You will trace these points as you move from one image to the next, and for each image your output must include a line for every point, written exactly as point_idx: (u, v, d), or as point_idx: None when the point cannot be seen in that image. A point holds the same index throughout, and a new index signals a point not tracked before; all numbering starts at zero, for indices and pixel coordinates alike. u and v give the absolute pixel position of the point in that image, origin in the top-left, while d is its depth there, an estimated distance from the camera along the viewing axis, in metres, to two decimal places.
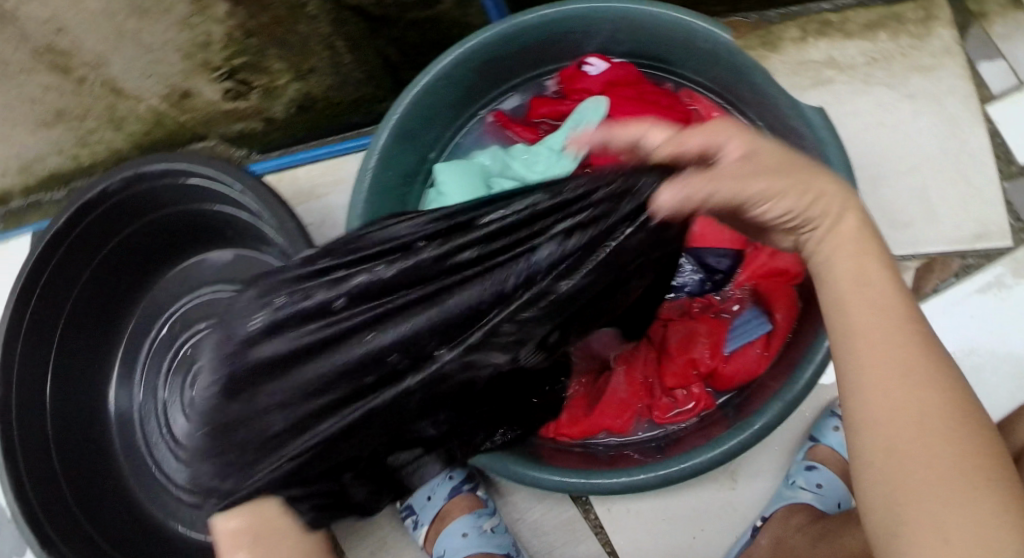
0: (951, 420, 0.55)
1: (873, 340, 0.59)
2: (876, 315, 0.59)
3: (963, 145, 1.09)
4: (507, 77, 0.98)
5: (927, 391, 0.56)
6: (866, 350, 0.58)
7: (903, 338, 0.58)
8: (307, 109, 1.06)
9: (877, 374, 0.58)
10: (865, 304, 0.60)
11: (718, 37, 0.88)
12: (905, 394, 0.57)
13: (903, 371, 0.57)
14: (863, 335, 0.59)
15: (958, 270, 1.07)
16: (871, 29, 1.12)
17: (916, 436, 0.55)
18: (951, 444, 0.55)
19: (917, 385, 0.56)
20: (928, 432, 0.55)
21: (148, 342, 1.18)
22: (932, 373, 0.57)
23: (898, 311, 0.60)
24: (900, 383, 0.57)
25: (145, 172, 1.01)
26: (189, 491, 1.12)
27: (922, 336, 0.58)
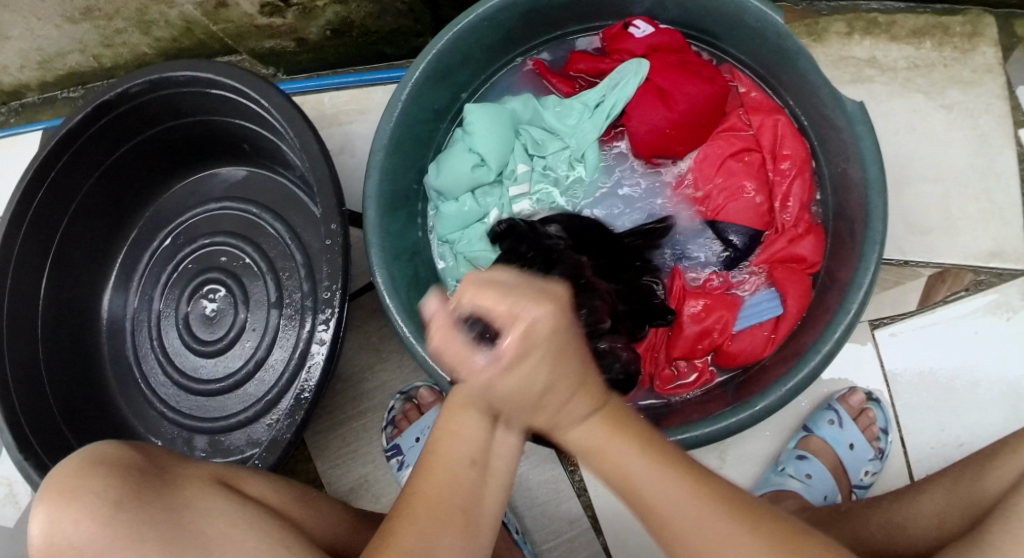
0: (722, 518, 0.57)
1: (624, 469, 0.57)
2: (603, 438, 0.57)
3: (991, 163, 1.08)
4: (549, 28, 0.97)
5: (686, 492, 0.57)
6: (595, 462, 0.58)
7: (625, 446, 0.57)
8: (343, 34, 1.04)
9: (631, 482, 0.57)
10: (615, 451, 0.57)
11: (769, 18, 0.87)
12: (689, 535, 0.56)
13: (674, 486, 0.57)
14: (605, 451, 0.57)
15: (969, 283, 1.06)
16: (916, 35, 1.11)
17: (712, 536, 0.56)
18: (751, 543, 0.57)
19: (710, 528, 0.56)
20: (725, 545, 0.56)
21: (150, 251, 1.16)
22: (637, 455, 0.57)
23: (644, 445, 0.58)
24: (676, 505, 0.57)
25: (170, 77, 0.98)
26: (172, 407, 1.10)
27: (647, 447, 0.58)
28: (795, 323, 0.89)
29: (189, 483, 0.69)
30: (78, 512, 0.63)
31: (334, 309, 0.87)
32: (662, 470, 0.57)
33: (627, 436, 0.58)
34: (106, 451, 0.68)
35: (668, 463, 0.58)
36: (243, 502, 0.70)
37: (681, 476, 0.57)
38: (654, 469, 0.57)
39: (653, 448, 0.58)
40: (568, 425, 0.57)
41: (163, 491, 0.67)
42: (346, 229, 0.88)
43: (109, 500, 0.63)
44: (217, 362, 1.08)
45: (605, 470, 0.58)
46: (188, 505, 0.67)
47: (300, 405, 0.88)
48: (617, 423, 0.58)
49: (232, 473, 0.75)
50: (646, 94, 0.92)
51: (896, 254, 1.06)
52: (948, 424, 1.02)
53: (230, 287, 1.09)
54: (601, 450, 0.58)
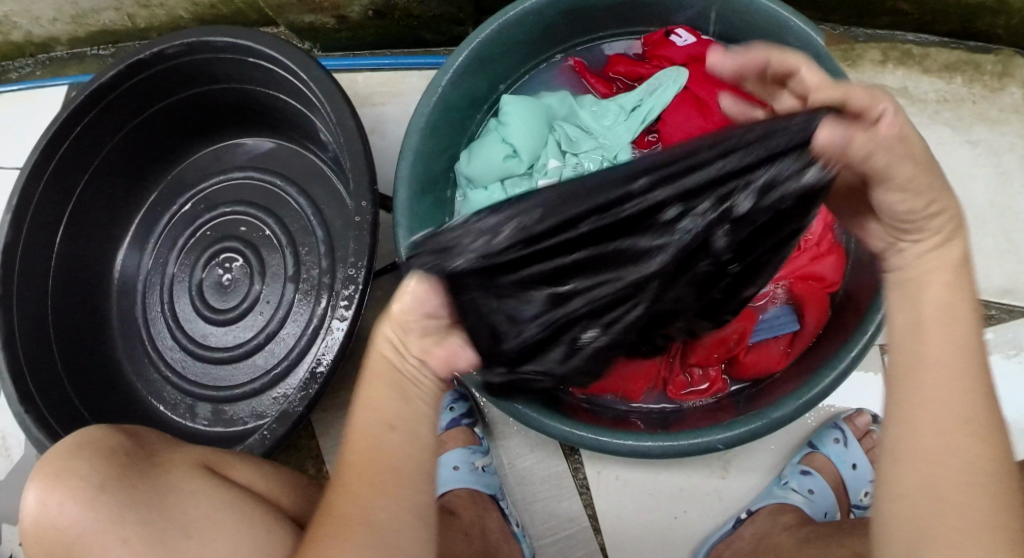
0: (983, 469, 0.52)
1: (932, 387, 0.54)
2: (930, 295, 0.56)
3: (1011, 202, 1.10)
4: (592, 28, 0.97)
5: (969, 423, 0.53)
6: (914, 337, 0.56)
7: (953, 343, 0.55)
8: (383, 16, 1.04)
9: (915, 389, 0.54)
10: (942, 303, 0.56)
11: (810, 40, 0.87)
12: (929, 417, 0.53)
13: (955, 361, 0.54)
14: (915, 358, 0.55)
15: (980, 318, 1.07)
16: (949, 70, 1.12)
17: (942, 436, 0.53)
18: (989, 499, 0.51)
19: (950, 413, 0.53)
20: (973, 486, 0.52)
21: (168, 215, 1.16)
22: (961, 322, 0.55)
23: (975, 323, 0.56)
24: (948, 432, 0.53)
25: (208, 42, 0.98)
26: (177, 372, 1.10)
27: (973, 341, 0.55)
28: (811, 341, 0.91)
29: (174, 466, 0.71)
30: (63, 492, 0.66)
31: (356, 286, 0.87)
32: (969, 402, 0.53)
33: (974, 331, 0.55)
34: (93, 435, 0.70)
35: (974, 407, 0.53)
36: (227, 488, 0.71)
37: (975, 423, 0.53)
38: (959, 393, 0.53)
39: (975, 385, 0.54)
40: (911, 299, 0.56)
41: (147, 474, 0.69)
42: (377, 209, 0.89)
43: (93, 481, 0.66)
44: (227, 331, 1.08)
45: (912, 346, 0.56)
46: (172, 488, 0.68)
47: (315, 380, 0.89)
48: (964, 337, 0.55)
49: (220, 458, 0.76)
50: (683, 102, 0.93)
51: None
52: None
53: (247, 257, 1.09)
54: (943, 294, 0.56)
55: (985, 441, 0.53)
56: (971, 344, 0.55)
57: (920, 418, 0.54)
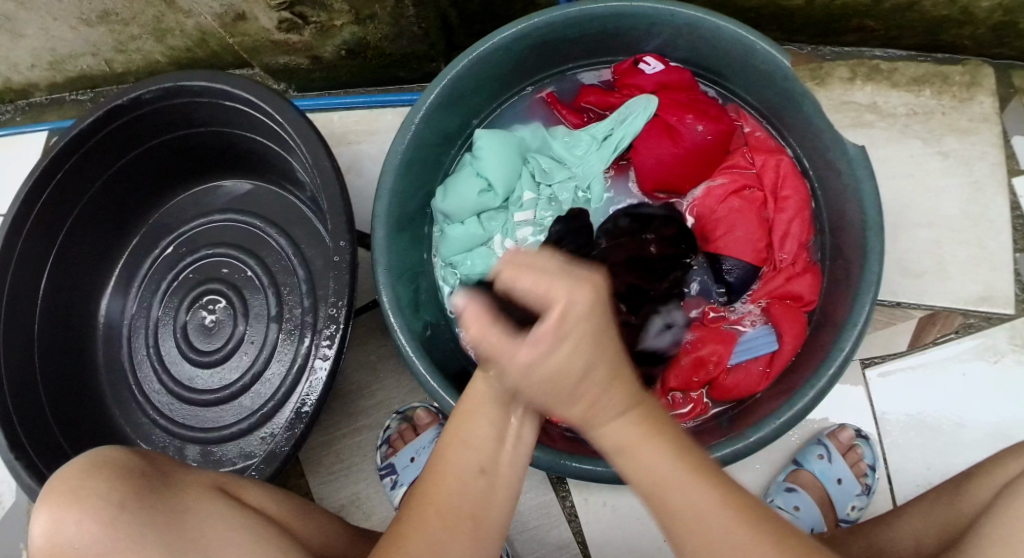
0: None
1: (687, 501, 0.56)
2: (662, 488, 0.56)
3: (983, 210, 1.11)
4: (563, 60, 0.99)
5: (779, 539, 0.56)
6: (630, 464, 0.57)
7: (662, 463, 0.56)
8: (356, 55, 1.06)
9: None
10: (673, 488, 0.56)
11: (777, 61, 0.89)
12: (703, 556, 0.55)
13: (675, 487, 0.56)
14: (640, 450, 0.56)
15: (959, 326, 1.08)
16: (917, 83, 1.14)
17: None
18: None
19: (714, 544, 0.55)
20: None
21: (151, 258, 1.16)
22: (665, 456, 0.57)
23: (671, 439, 0.57)
24: None
25: (184, 86, 0.99)
26: (164, 415, 1.10)
27: (696, 472, 0.57)
28: (790, 359, 0.92)
29: (188, 488, 0.70)
30: (78, 513, 0.65)
31: (338, 325, 0.88)
32: (727, 513, 0.56)
33: (660, 439, 0.57)
34: (108, 456, 0.68)
35: None
36: (242, 514, 0.71)
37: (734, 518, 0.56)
38: (684, 490, 0.56)
39: (729, 492, 0.57)
40: (605, 434, 0.57)
41: (162, 497, 0.68)
42: (354, 248, 0.89)
43: (110, 499, 0.65)
44: (213, 373, 1.09)
45: (664, 516, 0.57)
46: (186, 512, 0.68)
47: (300, 419, 0.90)
48: (674, 450, 0.57)
49: (232, 482, 0.76)
50: (655, 129, 0.94)
51: (888, 294, 1.09)
52: (934, 464, 1.04)
53: (230, 298, 1.09)
54: (636, 449, 0.57)
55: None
56: (688, 448, 0.58)
57: (701, 550, 0.55)
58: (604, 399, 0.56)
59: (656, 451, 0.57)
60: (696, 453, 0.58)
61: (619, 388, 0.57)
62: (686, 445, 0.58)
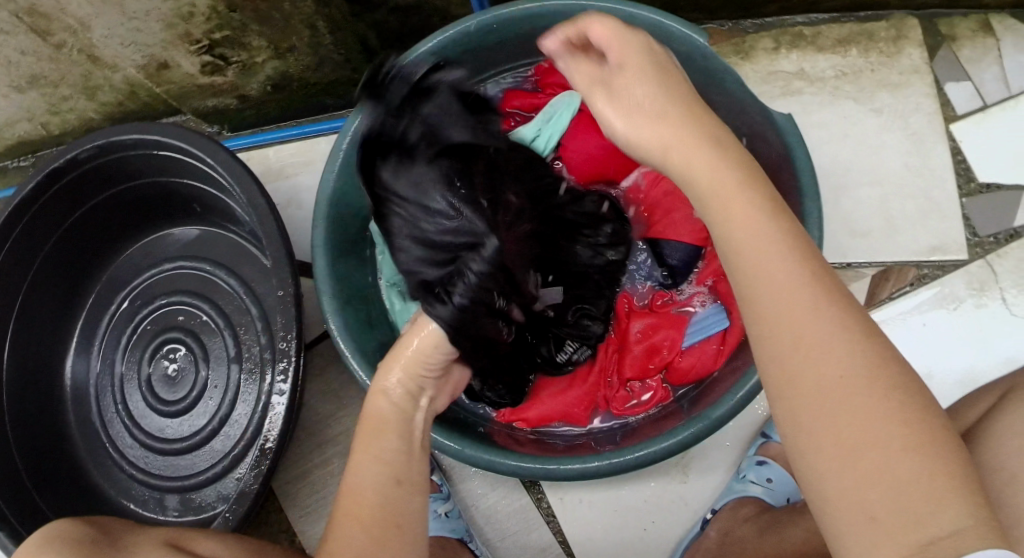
0: (880, 393, 0.51)
1: (766, 271, 0.55)
2: (748, 247, 0.56)
3: (924, 161, 1.12)
4: (485, 68, 1.00)
5: (882, 368, 0.52)
6: (722, 218, 0.58)
7: (772, 259, 0.55)
8: (282, 88, 1.06)
9: (782, 344, 0.53)
10: (757, 256, 0.55)
11: (694, 42, 0.90)
12: (788, 326, 0.53)
13: (772, 256, 0.55)
14: (731, 213, 0.57)
15: (913, 279, 1.09)
16: (843, 44, 1.15)
17: (820, 348, 0.52)
18: (877, 410, 0.51)
19: (805, 318, 0.53)
20: (872, 407, 0.51)
21: (108, 315, 1.17)
22: (767, 226, 0.56)
23: (778, 217, 0.57)
24: (835, 350, 0.52)
25: (117, 141, 1.00)
26: (141, 468, 1.10)
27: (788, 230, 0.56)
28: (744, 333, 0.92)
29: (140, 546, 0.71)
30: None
31: (290, 358, 0.89)
32: (829, 317, 0.53)
33: (766, 222, 0.56)
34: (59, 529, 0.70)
35: (863, 358, 0.52)
36: None
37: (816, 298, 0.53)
38: (781, 258, 0.55)
39: (842, 305, 0.54)
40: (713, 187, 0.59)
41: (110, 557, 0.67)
42: (298, 278, 0.90)
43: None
44: (182, 421, 1.09)
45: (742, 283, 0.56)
46: None
47: (264, 456, 0.90)
48: (792, 247, 0.56)
49: (185, 534, 0.75)
50: (580, 124, 0.95)
51: (838, 257, 1.09)
52: None
53: (190, 344, 1.10)
54: (733, 203, 0.58)
55: (883, 361, 0.52)
56: (812, 254, 0.56)
57: (794, 331, 0.53)
58: (721, 160, 0.59)
59: (762, 227, 0.56)
60: (811, 261, 0.55)
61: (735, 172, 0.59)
62: (807, 248, 0.56)
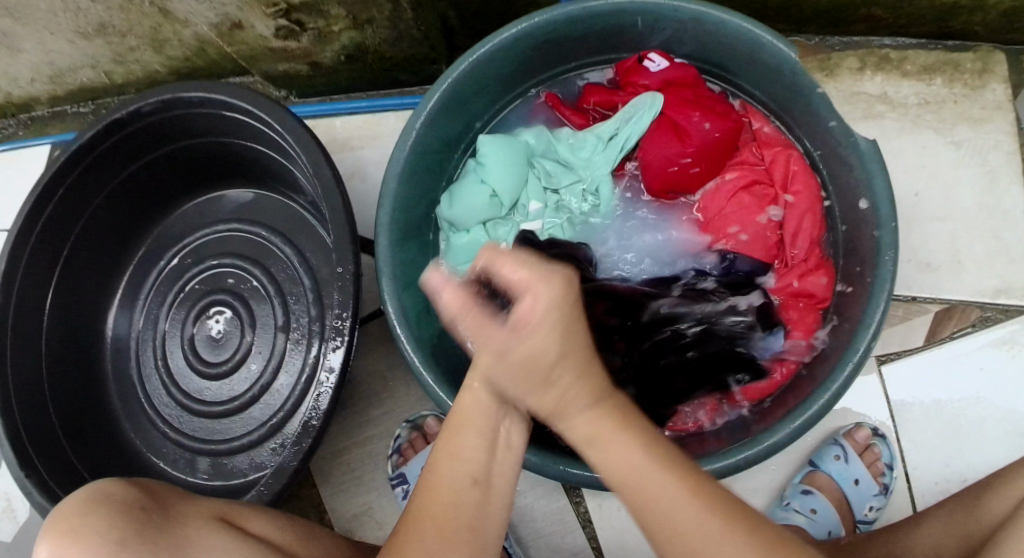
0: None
1: (622, 465, 0.58)
2: (627, 482, 0.58)
3: (999, 200, 1.09)
4: (565, 60, 0.97)
5: (760, 549, 0.56)
6: (599, 452, 0.59)
7: (664, 497, 0.57)
8: (356, 60, 1.05)
9: (670, 542, 0.56)
10: (629, 472, 0.58)
11: (783, 54, 0.88)
12: (647, 495, 0.57)
13: (637, 477, 0.58)
14: (608, 439, 0.59)
15: (975, 320, 1.06)
16: (927, 72, 1.12)
17: (688, 530, 0.56)
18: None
19: (663, 501, 0.57)
20: (713, 539, 0.56)
21: (156, 271, 1.16)
22: (637, 454, 0.58)
23: (618, 413, 0.60)
24: (686, 516, 0.56)
25: (182, 98, 0.98)
26: (175, 427, 1.10)
27: (626, 425, 0.60)
28: (803, 357, 0.91)
29: (191, 520, 0.69)
30: (82, 554, 0.62)
31: (344, 336, 0.87)
32: (694, 507, 0.57)
33: (630, 439, 0.59)
34: (110, 490, 0.66)
35: (728, 527, 0.56)
36: (246, 543, 0.71)
37: (689, 485, 0.57)
38: (635, 454, 0.59)
39: (721, 503, 0.57)
40: (475, 379, 0.62)
41: (166, 531, 0.66)
42: (358, 256, 0.88)
43: (108, 539, 0.62)
44: (223, 384, 1.08)
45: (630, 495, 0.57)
46: (190, 543, 0.66)
47: (307, 433, 0.89)
48: (661, 465, 0.59)
49: (234, 510, 0.75)
50: (660, 128, 0.93)
51: (904, 290, 1.07)
52: (953, 462, 1.03)
53: (237, 309, 1.09)
54: (604, 436, 0.59)
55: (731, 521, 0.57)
56: (675, 458, 0.59)
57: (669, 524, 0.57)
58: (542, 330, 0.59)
59: (641, 430, 0.60)
60: (686, 463, 0.59)
61: (552, 309, 0.59)
62: (661, 445, 0.60)
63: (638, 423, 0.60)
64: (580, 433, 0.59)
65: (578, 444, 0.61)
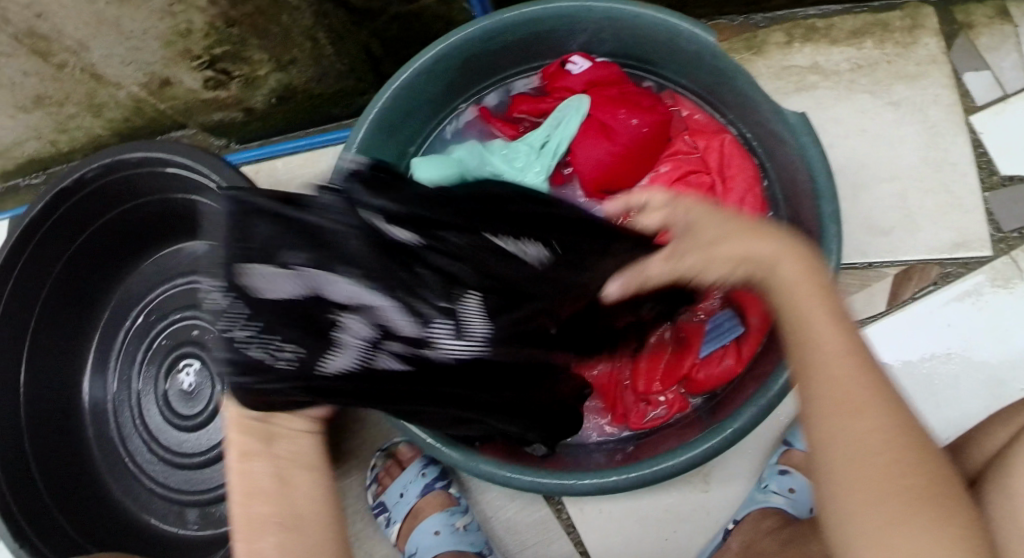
0: (892, 446, 0.60)
1: (811, 335, 0.65)
2: (795, 291, 0.67)
3: (944, 155, 1.09)
4: (489, 73, 0.98)
5: (897, 428, 0.60)
6: (792, 316, 0.66)
7: (861, 391, 0.62)
8: (287, 100, 1.06)
9: (823, 398, 0.62)
10: (802, 311, 0.66)
11: (703, 40, 0.87)
12: (827, 385, 0.62)
13: (833, 343, 0.64)
14: (802, 305, 0.66)
15: (936, 278, 1.07)
16: (856, 36, 1.12)
17: (857, 433, 0.60)
18: (915, 468, 0.59)
19: (853, 390, 0.62)
20: (884, 465, 0.59)
21: (123, 332, 1.16)
22: (824, 308, 0.66)
23: (842, 315, 0.66)
24: (854, 411, 0.61)
25: (122, 160, 1.00)
26: (161, 482, 1.11)
27: (830, 298, 0.67)
28: (761, 338, 0.91)
29: None
30: None
31: None
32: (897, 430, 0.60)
33: (846, 345, 0.64)
34: None
35: (878, 424, 0.60)
36: None
37: (851, 355, 0.63)
38: (828, 321, 0.65)
39: (873, 373, 0.63)
40: (784, 265, 0.67)
41: None
42: None
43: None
44: (201, 434, 1.10)
45: (800, 358, 0.65)
46: None
47: None
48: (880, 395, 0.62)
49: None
50: (590, 130, 0.93)
51: (859, 258, 1.07)
52: (930, 421, 1.03)
53: (205, 359, 1.10)
54: (803, 292, 0.67)
55: (905, 432, 0.60)
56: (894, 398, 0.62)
57: (830, 396, 0.62)
58: (764, 238, 0.69)
59: (841, 315, 0.66)
60: (852, 344, 0.64)
61: (805, 262, 0.68)
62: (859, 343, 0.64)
63: (847, 317, 0.66)
64: (780, 274, 0.67)
65: (785, 288, 0.67)
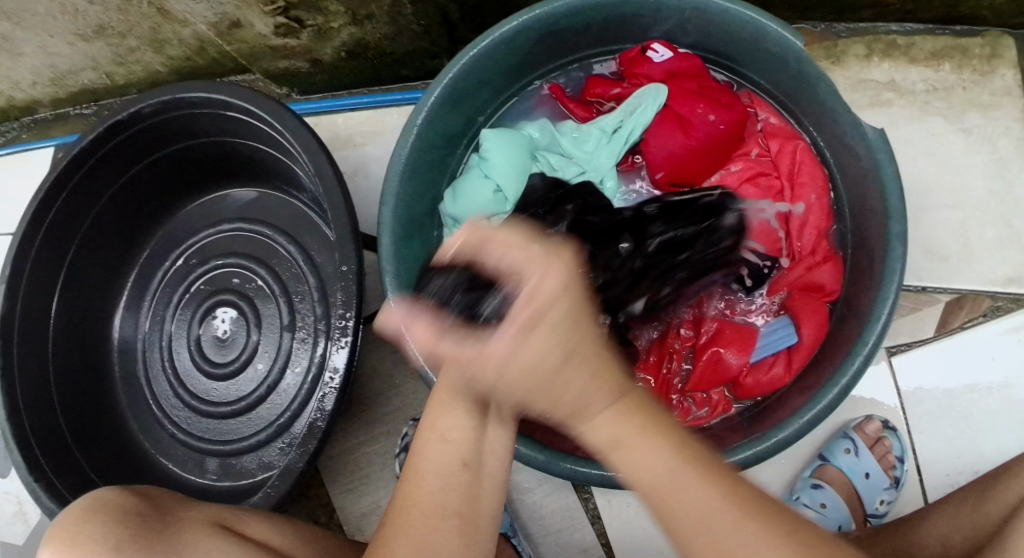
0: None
1: (629, 472, 0.55)
2: (568, 414, 0.55)
3: (1010, 188, 1.07)
4: (566, 52, 0.96)
5: (706, 488, 0.54)
6: (620, 456, 0.55)
7: (657, 465, 0.54)
8: (357, 56, 1.04)
9: (639, 474, 0.55)
10: (627, 461, 0.55)
11: (790, 44, 0.86)
12: (636, 456, 0.55)
13: (644, 455, 0.55)
14: (628, 441, 0.55)
15: (986, 310, 1.05)
16: (936, 58, 1.10)
17: (704, 526, 0.53)
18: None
19: (654, 465, 0.54)
20: None
21: (162, 272, 1.15)
22: (627, 424, 0.55)
23: (598, 383, 0.56)
24: (678, 494, 0.54)
25: (182, 99, 0.97)
26: (184, 428, 1.10)
27: (625, 412, 0.56)
28: (812, 351, 0.90)
29: (187, 525, 0.70)
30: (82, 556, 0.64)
31: (351, 332, 0.88)
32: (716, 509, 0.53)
33: (635, 418, 0.55)
34: (104, 498, 0.68)
35: (701, 500, 0.53)
36: (248, 549, 0.70)
37: (611, 397, 0.56)
38: (626, 443, 0.55)
39: (651, 417, 0.56)
40: (597, 390, 0.55)
41: (162, 533, 0.67)
42: (360, 253, 0.88)
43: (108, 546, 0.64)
44: (230, 384, 1.08)
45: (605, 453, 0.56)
46: (184, 544, 0.67)
47: (313, 434, 0.88)
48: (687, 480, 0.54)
49: (233, 515, 0.75)
50: (665, 120, 0.92)
51: (914, 281, 1.06)
52: (965, 453, 1.02)
53: (243, 308, 1.09)
54: (630, 440, 0.55)
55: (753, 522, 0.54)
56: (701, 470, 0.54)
57: (647, 471, 0.54)
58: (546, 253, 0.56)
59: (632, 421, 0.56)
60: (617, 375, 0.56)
61: (587, 390, 0.55)
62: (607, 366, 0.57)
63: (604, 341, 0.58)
64: (568, 366, 0.55)
65: (606, 438, 0.56)
